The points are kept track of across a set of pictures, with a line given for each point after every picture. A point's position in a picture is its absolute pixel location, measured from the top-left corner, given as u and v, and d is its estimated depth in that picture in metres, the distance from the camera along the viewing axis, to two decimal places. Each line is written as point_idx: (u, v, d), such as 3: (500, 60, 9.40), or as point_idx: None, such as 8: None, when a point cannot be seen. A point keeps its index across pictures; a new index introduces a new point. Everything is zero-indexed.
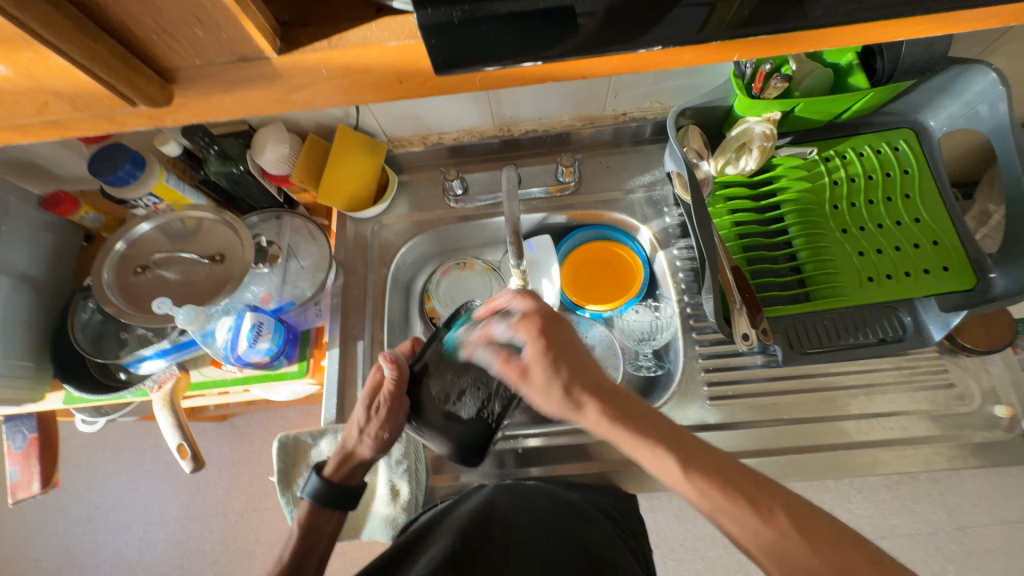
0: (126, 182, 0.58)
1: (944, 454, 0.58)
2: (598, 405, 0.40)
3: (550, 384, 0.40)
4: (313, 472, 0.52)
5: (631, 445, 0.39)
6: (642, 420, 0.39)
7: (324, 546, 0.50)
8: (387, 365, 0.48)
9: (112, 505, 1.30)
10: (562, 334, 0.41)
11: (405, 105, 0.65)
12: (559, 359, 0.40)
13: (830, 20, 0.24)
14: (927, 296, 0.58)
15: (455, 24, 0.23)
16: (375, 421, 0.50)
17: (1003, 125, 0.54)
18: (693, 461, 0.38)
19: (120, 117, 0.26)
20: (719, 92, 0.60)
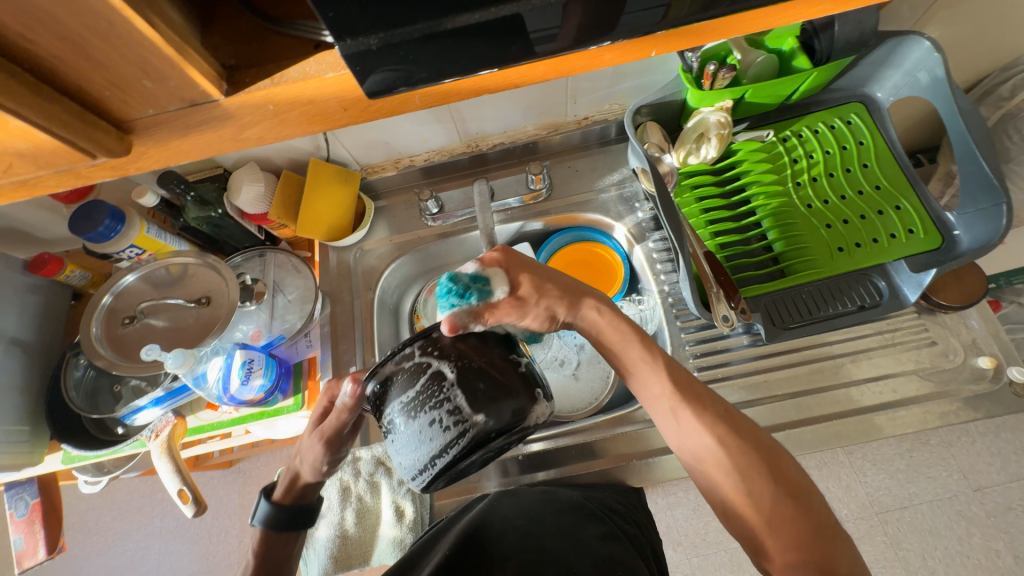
0: (107, 237, 0.60)
1: (936, 411, 0.59)
2: (604, 322, 0.49)
3: (553, 312, 0.47)
4: (262, 498, 0.51)
5: (643, 374, 0.48)
6: (648, 355, 0.48)
7: (279, 571, 0.50)
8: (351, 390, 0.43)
9: (125, 567, 1.28)
10: (550, 272, 0.49)
11: (374, 132, 0.67)
12: (563, 292, 0.48)
13: (730, 9, 0.26)
14: (897, 259, 0.60)
15: (375, 51, 0.24)
16: (313, 452, 0.48)
17: (943, 89, 0.56)
18: (709, 410, 0.45)
19: (83, 169, 0.27)
20: (671, 87, 0.62)
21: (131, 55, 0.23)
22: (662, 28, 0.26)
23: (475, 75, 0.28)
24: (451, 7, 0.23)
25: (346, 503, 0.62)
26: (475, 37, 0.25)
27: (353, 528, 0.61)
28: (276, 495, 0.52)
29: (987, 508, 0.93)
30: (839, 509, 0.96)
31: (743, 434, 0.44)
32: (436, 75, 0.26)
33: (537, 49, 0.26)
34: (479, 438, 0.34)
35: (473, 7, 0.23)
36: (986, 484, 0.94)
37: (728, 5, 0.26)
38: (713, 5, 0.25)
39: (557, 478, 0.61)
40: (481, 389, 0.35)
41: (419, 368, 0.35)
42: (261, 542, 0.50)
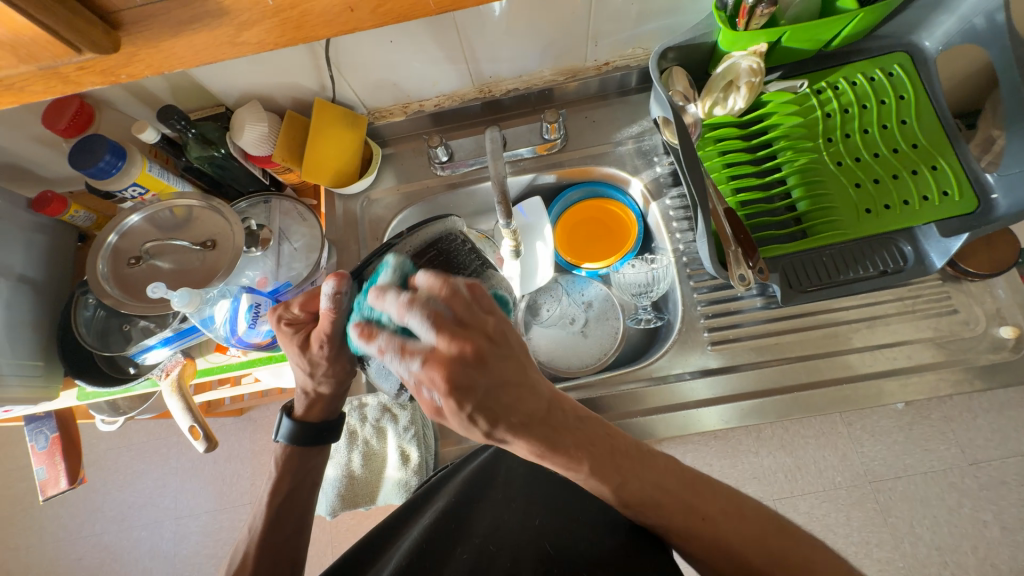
0: (108, 173, 0.58)
1: (949, 379, 0.58)
2: (528, 443, 0.34)
3: (466, 429, 0.32)
4: (285, 415, 0.52)
5: (569, 471, 0.36)
6: (576, 453, 0.35)
7: (309, 482, 0.53)
8: (332, 284, 0.39)
9: (144, 502, 1.35)
10: (489, 374, 0.32)
11: (381, 71, 0.63)
12: (482, 406, 0.31)
13: None
14: (927, 223, 0.57)
15: None
16: (323, 361, 0.46)
17: (1001, 36, 0.52)
18: (632, 483, 0.38)
19: (72, 65, 0.28)
20: (702, 28, 0.57)
21: None
22: None
23: None
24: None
25: (353, 446, 0.63)
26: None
27: (359, 468, 0.63)
28: (297, 412, 0.53)
29: (981, 481, 0.94)
30: (833, 477, 0.98)
31: (674, 492, 0.39)
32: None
33: None
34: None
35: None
36: (983, 459, 0.94)
37: None
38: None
39: None
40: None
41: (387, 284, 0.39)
42: (285, 459, 0.52)
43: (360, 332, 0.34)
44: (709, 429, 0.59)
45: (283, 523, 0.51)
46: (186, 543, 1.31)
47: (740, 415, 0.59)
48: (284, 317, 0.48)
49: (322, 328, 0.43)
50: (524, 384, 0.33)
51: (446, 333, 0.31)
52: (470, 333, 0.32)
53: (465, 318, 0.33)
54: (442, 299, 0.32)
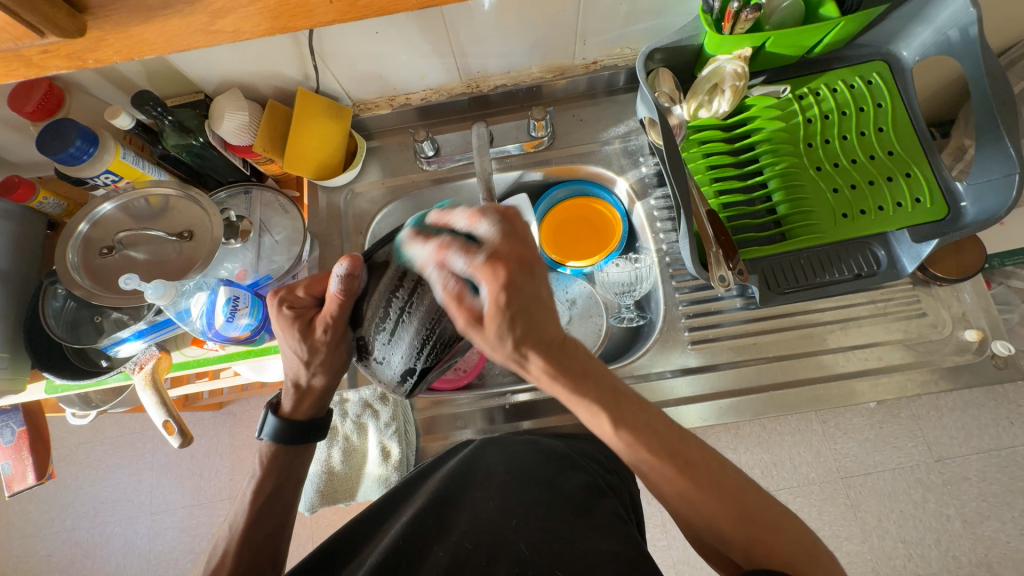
0: (79, 159, 0.56)
1: (917, 379, 0.60)
2: (542, 362, 0.36)
3: (500, 337, 0.35)
4: (269, 413, 0.50)
5: (570, 399, 0.37)
6: (583, 378, 0.37)
7: (292, 480, 0.52)
8: (346, 267, 0.40)
9: (117, 498, 1.31)
10: (524, 290, 0.35)
11: (366, 63, 0.62)
12: (514, 314, 0.34)
13: None
14: (899, 229, 0.59)
15: None
16: (323, 351, 0.45)
17: (973, 48, 0.53)
18: (627, 422, 0.38)
19: (46, 47, 0.30)
20: (688, 30, 0.58)
21: None
22: None
23: None
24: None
25: (333, 441, 0.63)
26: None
27: (339, 465, 0.62)
28: (284, 409, 0.51)
29: (946, 477, 0.98)
30: (807, 473, 1.01)
31: (664, 443, 0.38)
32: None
33: None
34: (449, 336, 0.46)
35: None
36: (948, 455, 0.98)
37: None
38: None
39: (540, 428, 0.61)
40: None
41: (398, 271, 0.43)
42: (269, 458, 0.50)
43: (415, 240, 0.39)
44: (688, 426, 0.60)
45: (264, 521, 0.50)
46: (161, 538, 1.28)
47: (718, 413, 0.60)
48: (285, 300, 0.46)
49: (329, 312, 0.43)
50: (545, 304, 0.36)
51: (506, 240, 0.37)
52: (521, 245, 0.37)
53: (522, 235, 0.38)
54: (499, 219, 0.37)
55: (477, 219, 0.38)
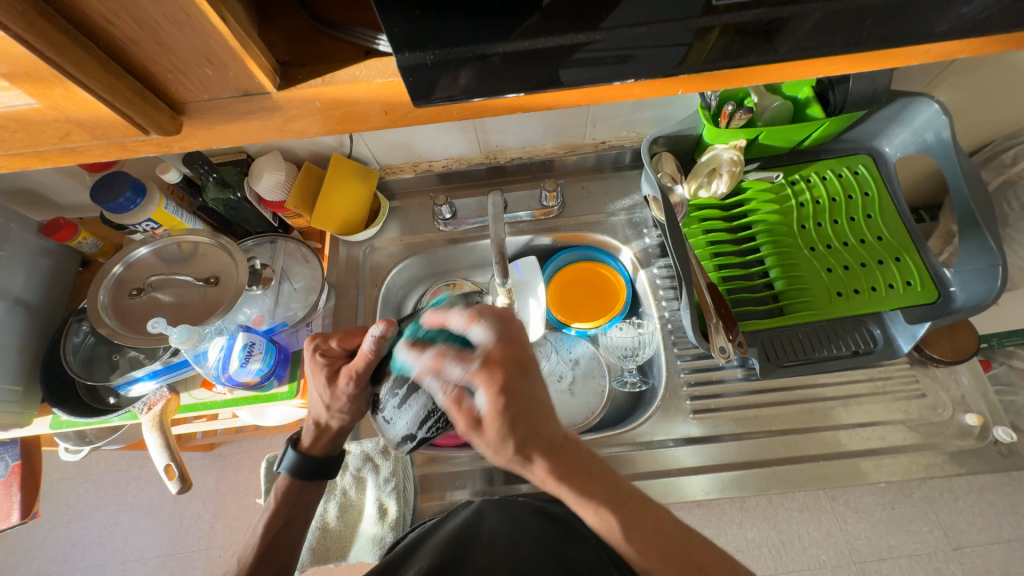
0: (126, 208, 0.61)
1: (921, 462, 0.59)
2: (547, 464, 0.39)
3: (501, 441, 0.38)
4: (290, 446, 0.52)
5: (575, 501, 0.40)
6: (588, 478, 0.40)
7: (304, 517, 0.51)
8: (378, 326, 0.45)
9: (90, 542, 1.25)
10: (522, 392, 0.39)
11: (397, 135, 0.69)
12: (512, 421, 0.38)
13: (795, 54, 0.29)
14: (893, 310, 0.62)
15: (428, 66, 0.26)
16: (345, 395, 0.48)
17: (948, 150, 0.58)
18: (636, 525, 0.39)
19: (133, 146, 0.29)
20: (689, 122, 0.64)
21: (199, 44, 0.24)
22: (681, 69, 0.29)
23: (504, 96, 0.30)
24: (505, 33, 0.25)
25: (330, 495, 0.62)
26: (523, 61, 0.27)
27: (333, 520, 0.60)
28: (303, 444, 0.53)
29: (965, 568, 0.93)
30: (817, 555, 0.96)
31: (669, 547, 0.39)
32: (477, 88, 0.28)
33: (567, 78, 0.28)
34: None
35: (546, 34, 0.26)
36: (967, 545, 0.94)
37: (792, 50, 0.28)
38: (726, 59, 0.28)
39: (540, 492, 0.61)
40: None
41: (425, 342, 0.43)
42: (284, 492, 0.51)
43: (410, 349, 0.42)
44: (691, 498, 0.59)
45: (274, 553, 0.48)
46: None
47: (721, 486, 0.60)
48: (321, 347, 0.51)
49: (356, 364, 0.47)
50: (537, 405, 0.40)
51: (498, 343, 0.41)
52: (516, 348, 0.41)
53: (517, 336, 0.42)
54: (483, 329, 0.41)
55: (473, 321, 0.42)
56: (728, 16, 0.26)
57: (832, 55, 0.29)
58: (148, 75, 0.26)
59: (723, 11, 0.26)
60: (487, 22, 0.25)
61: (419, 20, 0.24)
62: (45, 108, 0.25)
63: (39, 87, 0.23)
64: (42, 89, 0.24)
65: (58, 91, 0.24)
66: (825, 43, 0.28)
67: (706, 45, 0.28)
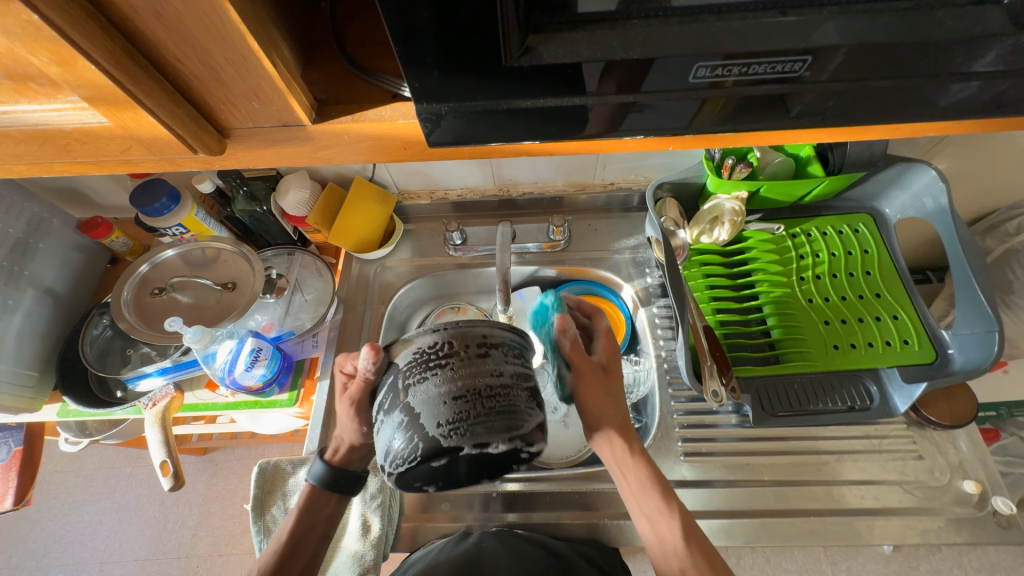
0: (160, 213, 0.65)
1: (917, 527, 0.58)
2: (624, 445, 0.48)
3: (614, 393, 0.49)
4: (317, 457, 0.52)
5: (636, 486, 0.48)
6: (650, 468, 0.48)
7: (324, 528, 0.51)
8: (365, 350, 0.41)
9: (73, 538, 1.25)
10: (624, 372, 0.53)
11: (418, 164, 0.74)
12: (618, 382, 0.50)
13: (775, 125, 0.31)
14: (890, 367, 0.62)
15: (443, 115, 0.29)
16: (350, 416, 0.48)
17: (946, 216, 0.60)
18: (691, 532, 0.46)
19: (179, 161, 0.33)
20: (693, 171, 0.68)
21: (251, 83, 0.28)
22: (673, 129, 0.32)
23: (519, 142, 0.33)
24: (511, 94, 0.28)
25: None
26: (527, 115, 0.30)
27: None
28: (332, 455, 0.52)
29: None
30: None
31: (711, 557, 0.45)
32: (486, 138, 0.31)
33: (565, 131, 0.31)
34: (438, 450, 0.33)
35: (550, 96, 0.29)
36: None
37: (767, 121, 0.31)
38: (741, 117, 0.31)
39: (526, 523, 0.60)
40: (469, 390, 0.33)
41: (429, 349, 0.35)
42: (307, 499, 0.51)
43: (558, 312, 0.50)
44: None
45: (292, 562, 0.49)
46: None
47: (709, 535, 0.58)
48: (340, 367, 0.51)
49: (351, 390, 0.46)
50: (625, 394, 0.50)
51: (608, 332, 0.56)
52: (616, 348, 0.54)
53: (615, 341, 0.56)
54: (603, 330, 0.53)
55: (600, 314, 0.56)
56: (738, 87, 0.29)
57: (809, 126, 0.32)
58: (202, 104, 0.29)
59: (733, 85, 0.28)
60: (494, 82, 0.27)
61: (437, 78, 0.27)
62: (112, 126, 0.29)
63: (112, 109, 0.27)
64: (113, 111, 0.27)
65: (128, 113, 0.27)
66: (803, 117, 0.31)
67: (717, 103, 0.30)
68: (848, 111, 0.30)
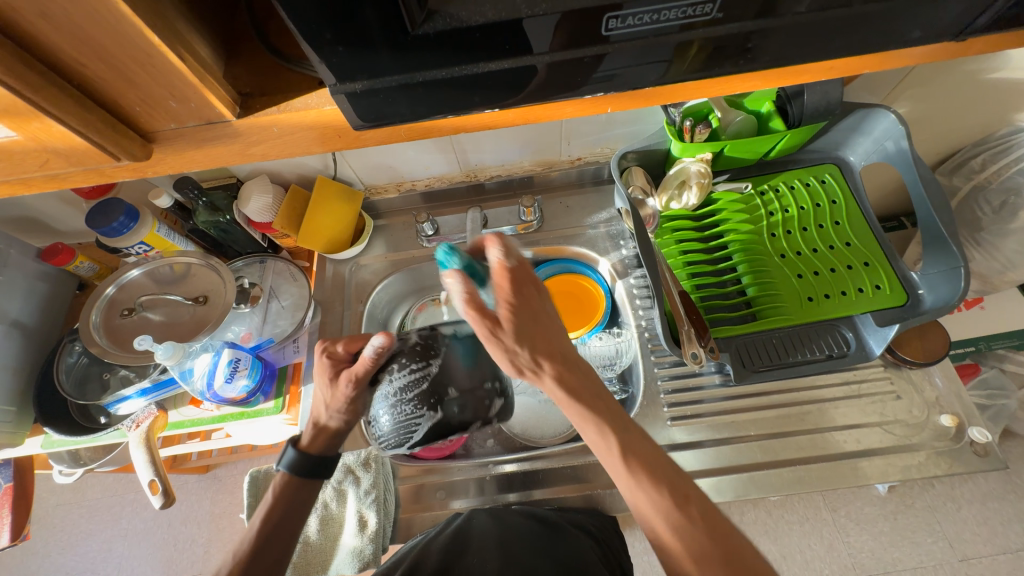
0: (120, 232, 0.64)
1: (898, 464, 0.59)
2: (559, 375, 0.41)
3: (514, 347, 0.40)
4: (289, 444, 0.51)
5: (581, 416, 0.41)
6: (593, 395, 0.41)
7: (299, 518, 0.50)
8: (376, 336, 0.44)
9: (84, 568, 1.25)
10: (533, 305, 0.42)
11: (380, 157, 0.72)
12: (521, 335, 0.40)
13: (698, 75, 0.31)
14: (864, 313, 0.63)
15: (360, 93, 0.29)
16: (343, 396, 0.48)
17: (906, 157, 0.60)
18: (632, 448, 0.40)
19: (109, 171, 0.32)
20: (657, 137, 0.67)
21: (162, 82, 0.27)
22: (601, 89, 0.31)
23: (481, 111, 0.32)
24: (422, 64, 0.28)
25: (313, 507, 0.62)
26: (444, 86, 0.29)
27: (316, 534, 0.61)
28: (302, 442, 0.52)
29: None
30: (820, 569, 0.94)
31: (663, 476, 0.39)
32: (410, 114, 0.31)
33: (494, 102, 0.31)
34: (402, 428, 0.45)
35: (467, 63, 0.28)
36: (973, 555, 0.93)
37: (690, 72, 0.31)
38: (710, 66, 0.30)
39: (522, 502, 0.61)
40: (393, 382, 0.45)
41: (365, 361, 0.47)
42: (282, 489, 0.49)
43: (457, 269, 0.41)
44: None
45: (270, 548, 0.47)
46: None
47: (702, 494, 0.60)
48: (328, 349, 0.52)
49: (355, 369, 0.46)
50: (531, 324, 0.41)
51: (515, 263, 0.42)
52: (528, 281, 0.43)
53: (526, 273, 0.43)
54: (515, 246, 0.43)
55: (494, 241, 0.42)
56: (707, 31, 0.28)
57: (734, 71, 0.32)
58: (118, 109, 0.29)
59: (701, 27, 0.28)
60: (406, 54, 0.27)
61: (345, 53, 0.26)
62: (25, 138, 0.28)
63: (18, 121, 0.27)
64: (20, 122, 0.27)
65: (35, 123, 0.27)
66: (724, 64, 0.31)
67: (686, 57, 0.30)
68: (767, 54, 0.30)
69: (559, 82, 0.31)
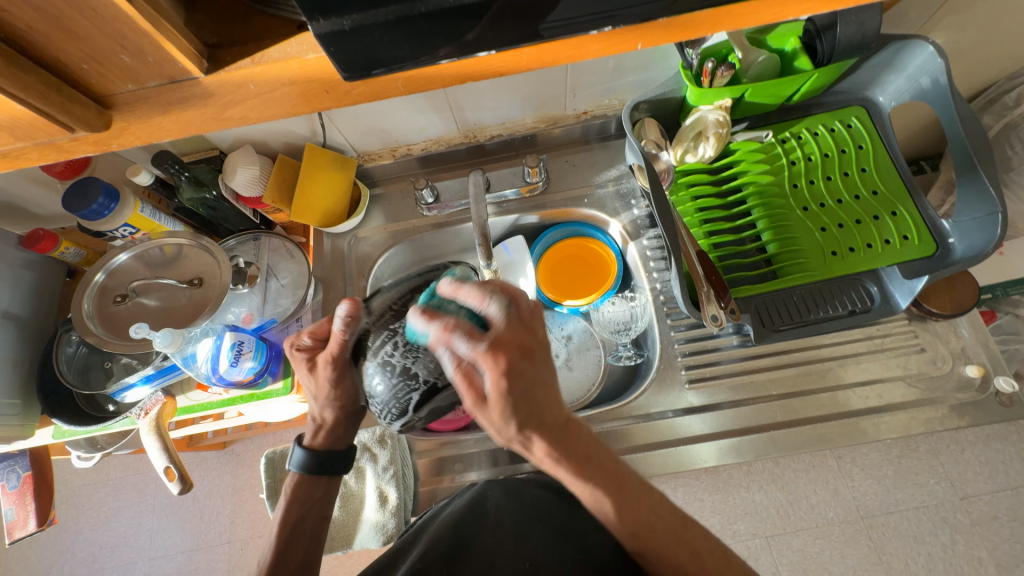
0: (100, 214, 0.60)
1: (921, 418, 0.59)
2: (549, 446, 0.36)
3: (504, 422, 0.34)
4: (296, 444, 0.51)
5: (572, 480, 0.38)
6: (586, 461, 0.37)
7: (318, 513, 0.51)
8: (342, 304, 0.42)
9: (116, 542, 1.30)
10: (529, 378, 0.34)
11: (370, 119, 0.67)
12: (520, 400, 0.33)
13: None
14: (890, 266, 0.60)
15: (347, 31, 0.24)
16: (324, 383, 0.46)
17: (943, 94, 0.55)
18: (628, 508, 0.39)
19: (65, 145, 0.29)
20: (671, 84, 0.62)
21: (106, 28, 0.23)
22: (621, 17, 0.27)
23: (477, 56, 0.28)
24: None
25: None
26: (445, 20, 0.25)
27: (336, 512, 0.62)
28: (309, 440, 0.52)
29: (972, 516, 0.94)
30: (825, 512, 0.97)
31: (659, 531, 0.40)
32: (408, 58, 0.27)
33: (497, 38, 0.27)
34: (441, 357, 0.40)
35: None
36: (973, 493, 0.95)
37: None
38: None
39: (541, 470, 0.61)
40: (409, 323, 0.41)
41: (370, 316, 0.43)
42: (297, 487, 0.50)
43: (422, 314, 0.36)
44: (701, 465, 0.59)
45: (293, 548, 0.49)
46: None
47: (720, 454, 0.60)
48: (295, 343, 0.48)
49: (329, 348, 0.44)
50: (546, 389, 0.35)
51: (512, 328, 0.35)
52: (527, 333, 0.36)
53: (528, 321, 0.36)
54: (504, 302, 0.36)
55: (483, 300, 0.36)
56: None
57: None
58: (61, 67, 0.25)
59: None
60: None
61: None
62: None
63: None
64: None
65: None
66: None
67: None
68: None
69: (578, 16, 0.26)
